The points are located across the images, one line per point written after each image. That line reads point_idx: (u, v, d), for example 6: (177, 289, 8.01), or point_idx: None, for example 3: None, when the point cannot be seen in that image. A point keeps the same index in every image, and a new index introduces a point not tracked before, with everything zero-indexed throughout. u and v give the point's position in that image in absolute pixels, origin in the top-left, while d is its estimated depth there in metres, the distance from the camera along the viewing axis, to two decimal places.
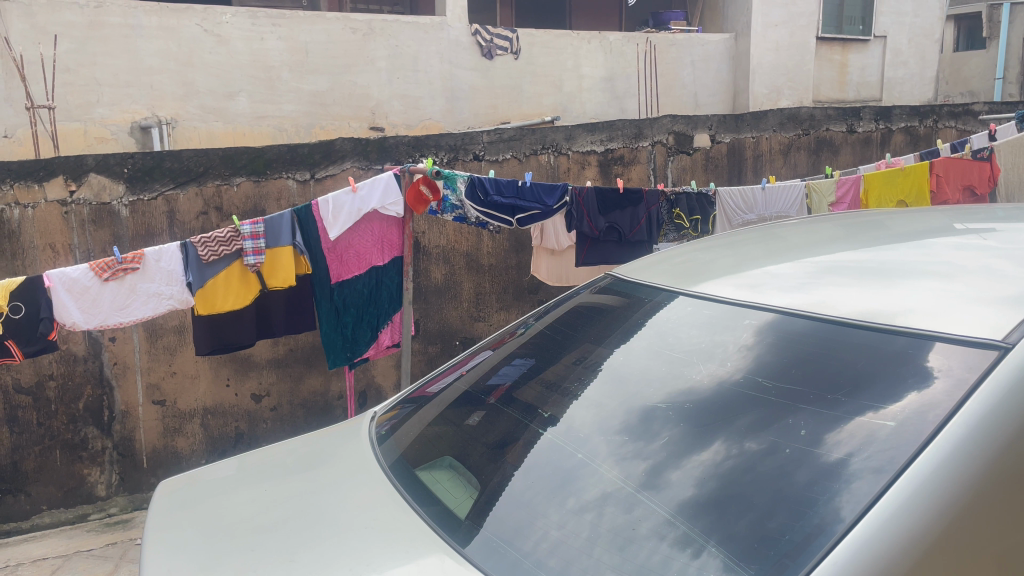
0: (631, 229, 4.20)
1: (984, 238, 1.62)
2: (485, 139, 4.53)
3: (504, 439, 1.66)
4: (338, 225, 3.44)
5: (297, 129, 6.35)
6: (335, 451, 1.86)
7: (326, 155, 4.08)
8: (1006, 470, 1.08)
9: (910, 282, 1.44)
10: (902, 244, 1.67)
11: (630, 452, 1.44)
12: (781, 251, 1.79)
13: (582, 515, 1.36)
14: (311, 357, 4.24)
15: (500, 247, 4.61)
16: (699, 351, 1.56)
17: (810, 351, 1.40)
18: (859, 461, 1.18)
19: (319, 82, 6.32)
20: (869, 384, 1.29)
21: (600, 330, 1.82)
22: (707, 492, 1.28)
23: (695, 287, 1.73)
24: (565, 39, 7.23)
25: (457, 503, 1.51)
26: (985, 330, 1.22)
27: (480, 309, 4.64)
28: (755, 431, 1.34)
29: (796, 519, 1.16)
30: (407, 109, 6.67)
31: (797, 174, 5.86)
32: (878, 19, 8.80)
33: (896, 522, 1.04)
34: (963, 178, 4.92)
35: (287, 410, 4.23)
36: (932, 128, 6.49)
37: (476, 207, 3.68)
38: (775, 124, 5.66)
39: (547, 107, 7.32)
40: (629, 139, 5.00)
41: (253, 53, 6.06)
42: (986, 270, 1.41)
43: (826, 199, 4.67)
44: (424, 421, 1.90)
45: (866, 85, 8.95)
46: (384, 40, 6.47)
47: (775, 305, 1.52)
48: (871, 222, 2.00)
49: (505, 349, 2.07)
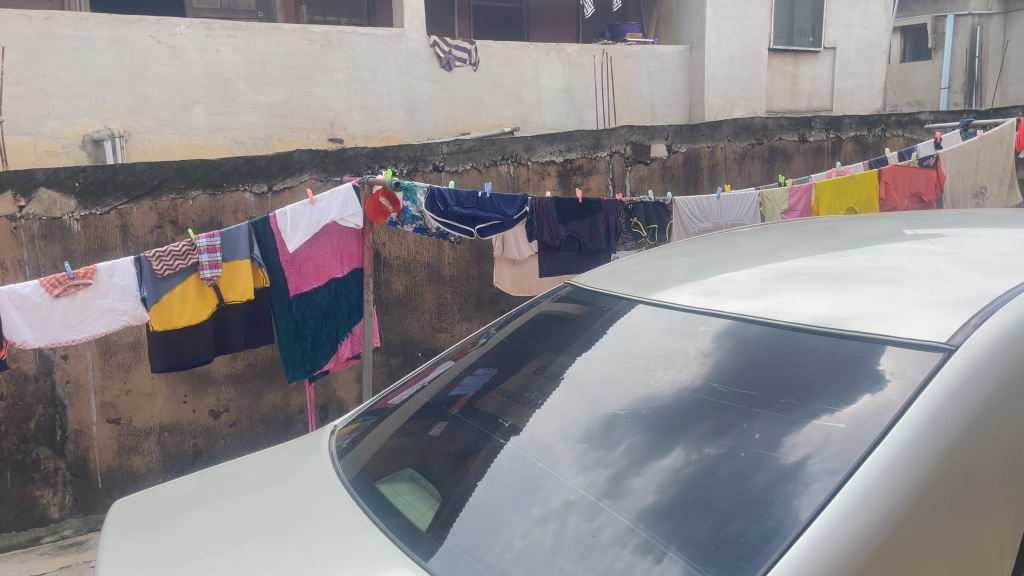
0: (591, 238, 4.26)
1: (932, 244, 1.67)
2: (445, 150, 4.53)
3: (466, 450, 1.65)
4: (296, 237, 3.40)
5: (254, 142, 6.28)
6: (295, 465, 1.84)
7: (284, 167, 4.05)
8: (954, 468, 1.12)
9: (861, 287, 1.48)
10: (854, 250, 1.71)
11: (591, 461, 1.45)
12: (736, 259, 1.82)
13: (544, 525, 1.36)
14: (271, 372, 4.19)
15: (462, 258, 4.62)
16: (662, 356, 1.58)
17: (763, 358, 1.43)
18: (816, 463, 1.20)
19: (276, 93, 6.27)
20: (824, 387, 1.32)
21: (561, 339, 1.83)
22: (668, 497, 1.30)
23: (654, 295, 1.75)
24: (524, 51, 7.29)
25: (418, 515, 1.51)
26: (931, 333, 1.26)
27: (442, 320, 4.63)
28: (714, 436, 1.36)
29: (752, 522, 1.18)
30: (366, 120, 6.66)
31: (751, 182, 5.98)
32: (827, 31, 9.00)
33: (849, 520, 1.06)
34: (911, 186, 5.07)
35: (246, 426, 4.18)
36: (881, 137, 6.65)
37: (437, 218, 3.69)
38: (729, 134, 5.76)
39: (506, 118, 7.37)
40: (588, 149, 5.04)
41: (208, 65, 5.98)
42: (933, 275, 1.46)
43: (779, 207, 4.74)
44: (386, 433, 1.89)
45: (817, 96, 9.16)
46: (341, 52, 6.44)
47: (729, 313, 1.55)
48: (823, 229, 2.04)
49: (467, 359, 2.07)
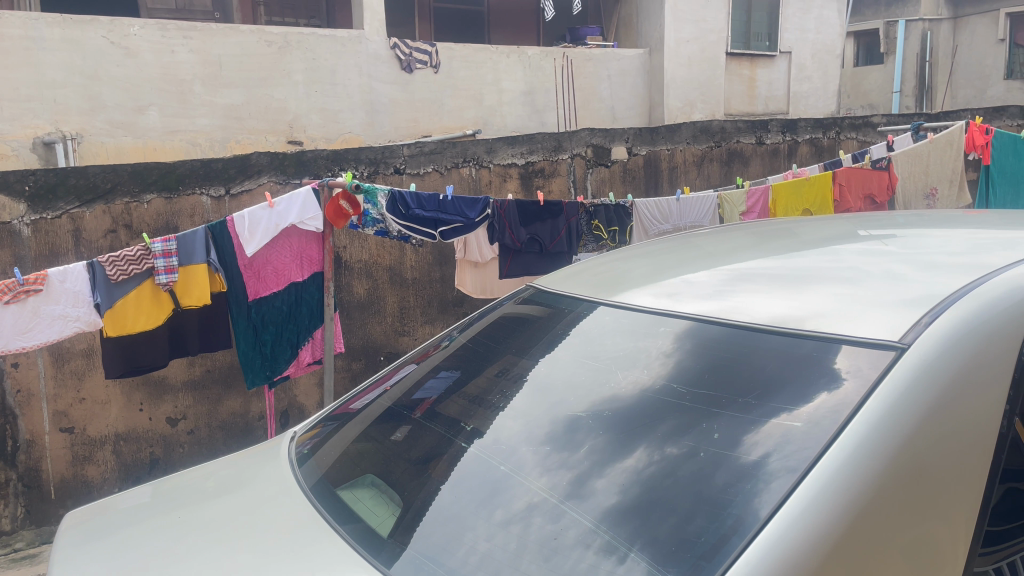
0: (552, 240, 4.28)
1: (886, 244, 1.71)
2: (406, 153, 4.50)
3: (428, 455, 1.64)
4: (255, 241, 3.36)
5: (211, 144, 6.18)
6: (255, 472, 1.82)
7: (242, 170, 4.00)
8: (908, 465, 1.13)
9: (818, 287, 1.50)
10: (811, 250, 1.74)
11: (555, 462, 1.45)
12: (695, 260, 1.84)
13: (508, 527, 1.36)
14: (229, 378, 4.12)
15: (424, 260, 4.61)
16: (625, 356, 1.59)
17: (723, 358, 1.45)
18: (776, 461, 1.21)
19: (234, 95, 6.19)
20: (783, 385, 1.34)
21: (523, 341, 1.83)
22: (631, 497, 1.31)
23: (615, 296, 1.76)
24: (485, 53, 7.30)
25: (379, 521, 1.49)
26: (884, 332, 1.29)
27: (404, 324, 4.61)
28: (676, 435, 1.37)
29: (713, 520, 1.19)
30: (326, 122, 6.60)
31: (710, 184, 6.05)
32: (783, 35, 9.15)
33: (805, 517, 1.08)
34: (864, 188, 5.19)
35: (204, 433, 4.11)
36: (835, 139, 6.78)
37: (398, 221, 3.67)
38: (688, 136, 5.82)
39: (468, 120, 7.37)
40: (549, 152, 5.06)
41: (163, 66, 5.88)
42: (887, 275, 1.49)
43: (737, 209, 4.80)
44: (347, 438, 1.87)
45: (774, 99, 9.32)
46: (300, 53, 6.38)
47: (688, 314, 1.57)
48: (781, 230, 2.08)
49: (430, 362, 2.06)
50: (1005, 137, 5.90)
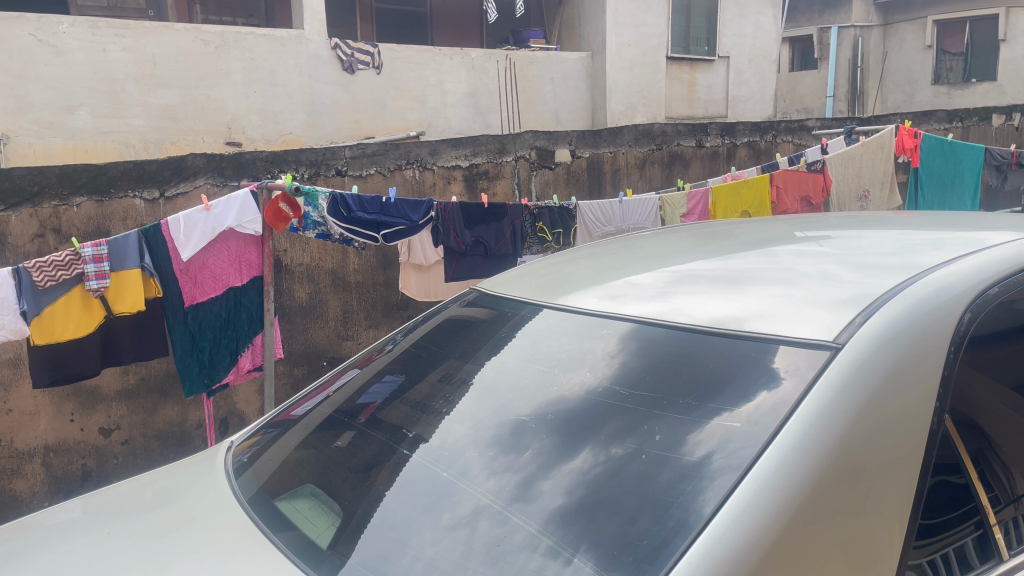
0: (497, 243, 4.28)
1: (822, 246, 1.74)
2: (348, 154, 4.45)
3: (370, 462, 1.62)
4: (190, 245, 3.29)
5: (145, 145, 6.01)
6: (193, 483, 1.77)
7: (177, 172, 3.90)
8: (846, 462, 1.16)
9: (758, 288, 1.52)
10: (751, 252, 1.77)
11: (501, 465, 1.44)
12: (638, 262, 1.85)
13: (455, 531, 1.34)
14: (165, 387, 4.01)
15: (367, 264, 4.55)
16: (572, 357, 1.59)
17: (665, 359, 1.46)
18: (719, 459, 1.23)
19: (169, 95, 6.02)
20: (724, 385, 1.35)
21: (468, 345, 1.82)
22: (576, 499, 1.31)
23: (559, 299, 1.76)
24: (428, 55, 7.26)
25: (319, 532, 1.46)
26: (820, 332, 1.32)
27: (348, 328, 4.55)
28: (621, 436, 1.38)
29: (658, 520, 1.20)
30: (266, 123, 6.50)
31: (652, 187, 6.13)
32: (722, 41, 9.33)
33: (746, 517, 1.09)
34: (800, 189, 5.32)
35: (140, 443, 3.99)
36: (772, 142, 6.94)
37: (340, 223, 3.62)
38: (630, 139, 5.89)
39: (411, 122, 7.32)
40: (493, 154, 5.06)
41: (94, 64, 5.69)
42: (823, 276, 1.52)
43: (678, 211, 4.88)
44: (289, 446, 1.84)
45: (713, 103, 9.50)
46: (238, 53, 6.26)
47: (631, 315, 1.58)
48: (722, 232, 2.11)
49: (373, 366, 2.03)
50: (933, 141, 6.09)
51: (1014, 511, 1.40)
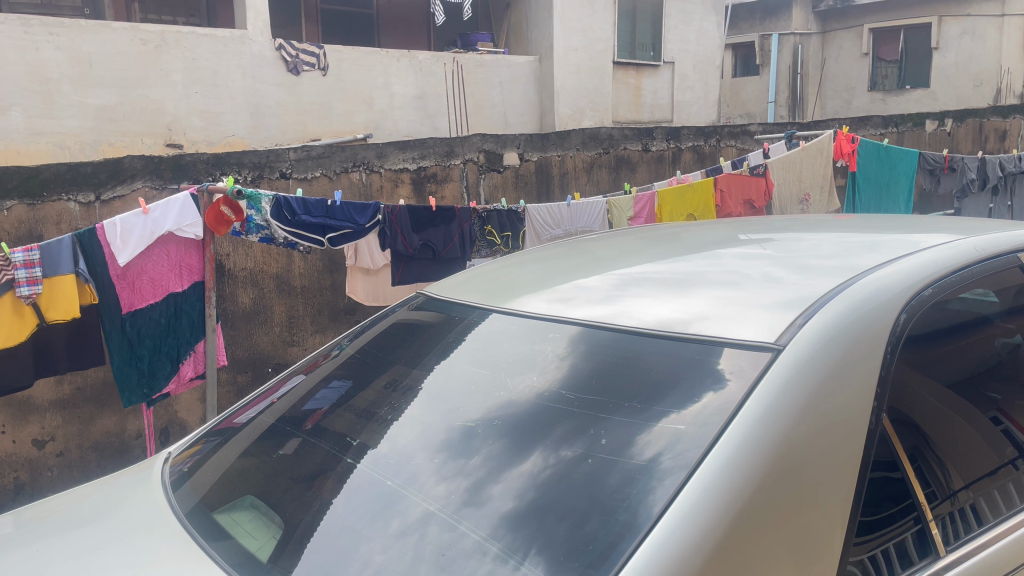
0: (445, 246, 4.25)
1: (765, 248, 1.77)
2: (292, 157, 4.39)
3: (315, 471, 1.59)
4: (127, 249, 3.21)
5: (81, 147, 5.81)
6: (131, 495, 1.72)
7: (114, 174, 3.79)
8: (789, 461, 1.17)
9: (702, 290, 1.55)
10: (696, 255, 1.79)
11: (450, 470, 1.43)
12: (585, 265, 1.86)
13: (404, 538, 1.32)
14: (103, 396, 3.89)
15: (313, 268, 4.49)
16: (521, 360, 1.58)
17: (613, 362, 1.46)
18: (668, 459, 1.24)
19: (106, 96, 5.85)
20: (670, 388, 1.36)
21: (415, 350, 1.80)
22: (525, 503, 1.30)
23: (506, 302, 1.76)
24: (374, 57, 7.21)
25: (258, 545, 1.43)
26: (762, 333, 1.34)
27: (293, 334, 4.48)
28: (570, 439, 1.38)
29: (606, 522, 1.20)
30: (207, 125, 6.37)
31: (600, 190, 6.17)
32: (667, 46, 9.47)
33: (694, 519, 1.10)
34: (743, 193, 5.43)
35: (76, 454, 3.87)
36: (715, 147, 7.05)
37: (284, 227, 3.57)
38: (578, 143, 5.93)
39: (359, 124, 7.25)
40: (441, 157, 5.04)
41: (26, 63, 5.49)
42: (766, 278, 1.55)
43: (625, 214, 4.92)
44: (232, 455, 1.79)
45: (659, 107, 9.62)
46: (178, 52, 6.12)
47: (578, 319, 1.58)
48: (668, 235, 2.13)
49: (319, 372, 1.99)
50: (869, 146, 6.30)
51: (949, 506, 1.44)
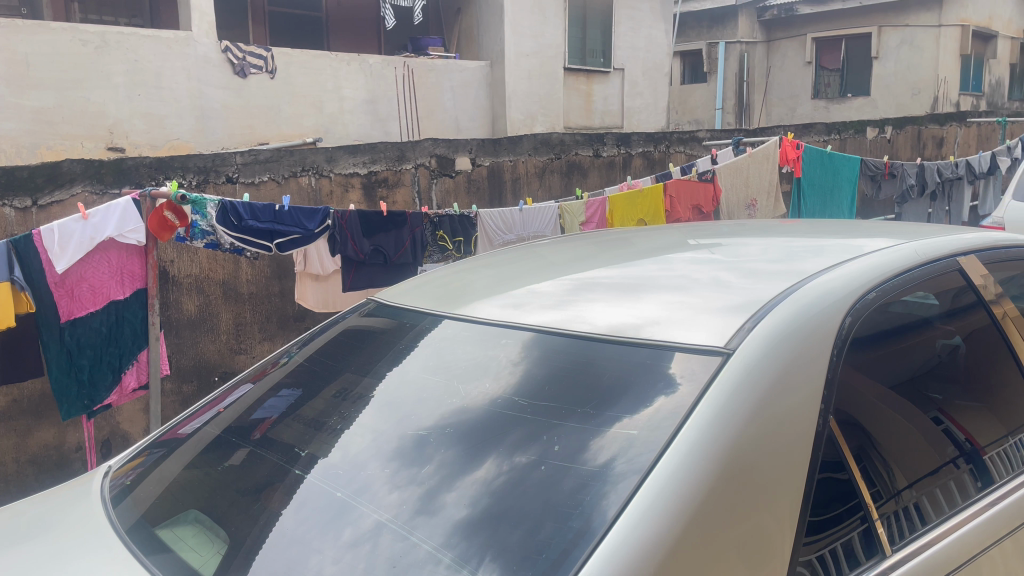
0: (396, 251, 4.22)
1: (713, 253, 1.80)
2: (239, 161, 4.31)
3: (263, 483, 1.55)
4: (66, 257, 3.11)
5: (17, 150, 5.58)
6: (70, 511, 1.66)
7: (51, 178, 3.67)
8: (740, 462, 1.19)
9: (653, 294, 1.56)
10: (646, 260, 1.80)
11: (403, 478, 1.41)
12: (536, 271, 1.86)
13: (356, 548, 1.30)
14: (40, 408, 3.75)
15: (260, 274, 4.41)
16: (473, 366, 1.57)
17: (565, 367, 1.46)
18: (621, 464, 1.24)
19: (43, 98, 5.66)
20: (622, 393, 1.37)
21: (365, 358, 1.78)
22: (479, 510, 1.29)
23: (458, 308, 1.75)
24: (323, 60, 7.14)
25: (202, 561, 1.39)
26: (712, 337, 1.35)
27: (240, 342, 4.39)
28: (523, 445, 1.37)
29: (560, 528, 1.19)
30: (151, 128, 6.21)
31: (551, 195, 6.19)
32: (616, 53, 9.57)
33: (647, 524, 1.10)
34: (691, 199, 5.52)
35: (11, 469, 3.73)
36: (665, 153, 7.13)
37: (230, 232, 3.52)
38: (530, 148, 5.94)
39: (308, 128, 7.16)
40: (392, 161, 5.00)
41: None
42: (715, 282, 1.56)
43: (577, 219, 4.94)
44: (177, 467, 1.74)
45: (610, 114, 9.70)
46: (120, 53, 5.96)
47: (531, 324, 1.58)
48: (618, 240, 2.14)
49: (266, 381, 1.95)
50: (814, 152, 6.44)
51: (894, 505, 1.47)
